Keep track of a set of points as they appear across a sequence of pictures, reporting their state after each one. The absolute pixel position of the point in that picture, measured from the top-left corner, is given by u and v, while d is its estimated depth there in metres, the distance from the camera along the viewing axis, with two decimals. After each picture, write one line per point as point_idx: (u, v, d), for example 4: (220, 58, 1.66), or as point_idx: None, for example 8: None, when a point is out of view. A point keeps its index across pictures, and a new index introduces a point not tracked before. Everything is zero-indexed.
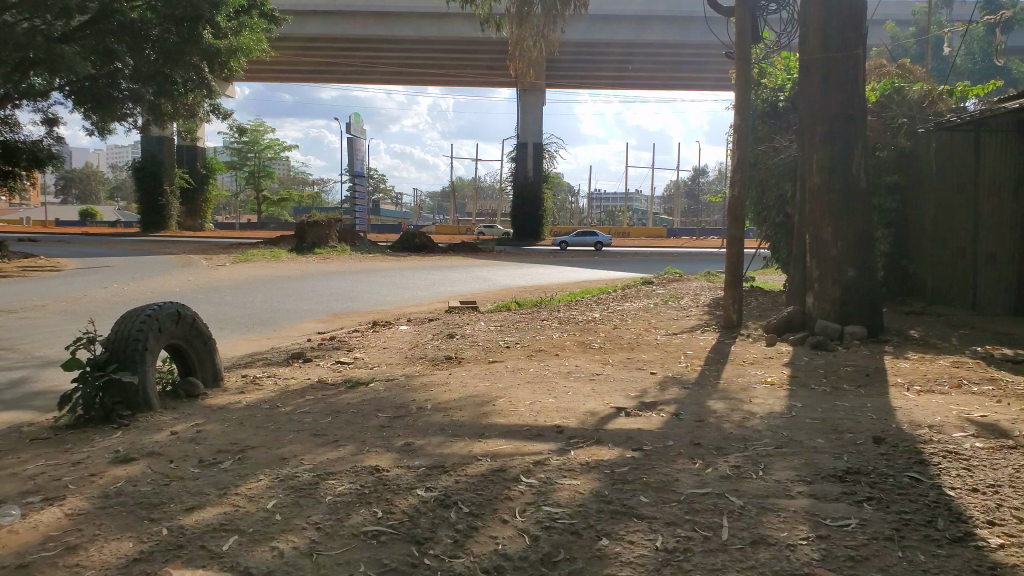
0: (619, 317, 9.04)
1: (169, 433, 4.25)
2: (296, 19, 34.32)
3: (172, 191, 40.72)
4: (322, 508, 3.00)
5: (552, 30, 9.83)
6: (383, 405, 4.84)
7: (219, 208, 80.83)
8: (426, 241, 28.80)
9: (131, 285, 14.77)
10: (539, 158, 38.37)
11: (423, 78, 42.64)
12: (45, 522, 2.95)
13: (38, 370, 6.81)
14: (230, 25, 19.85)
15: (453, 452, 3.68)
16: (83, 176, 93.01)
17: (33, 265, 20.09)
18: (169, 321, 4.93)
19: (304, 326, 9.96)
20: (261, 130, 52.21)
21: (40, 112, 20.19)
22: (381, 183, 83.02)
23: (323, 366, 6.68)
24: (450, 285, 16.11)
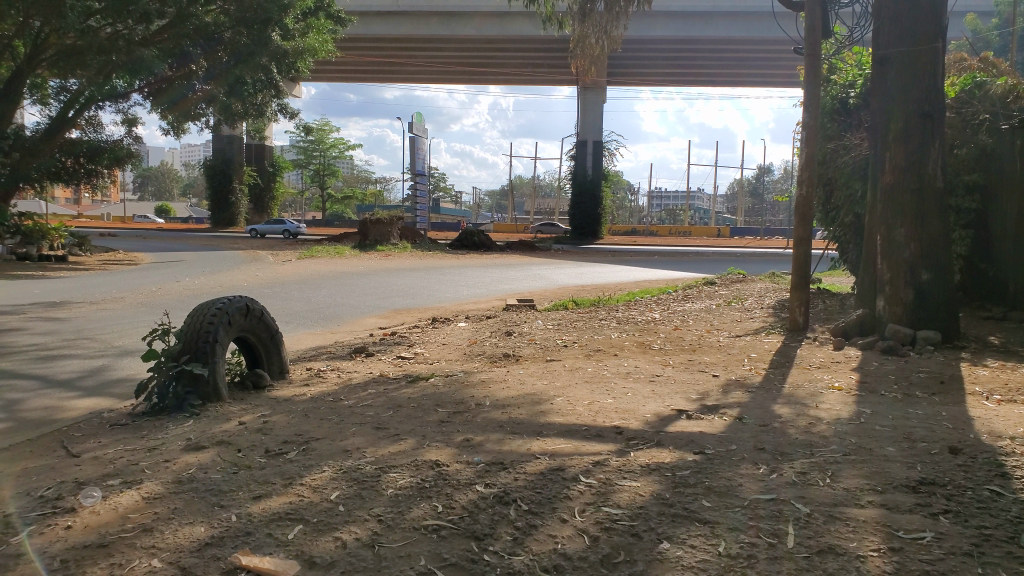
0: (680, 318, 8.91)
1: (237, 423, 4.37)
2: (362, 20, 34.99)
3: (241, 188, 41.97)
4: (384, 501, 3.04)
5: (615, 27, 9.72)
6: (444, 401, 4.88)
7: (286, 206, 83.16)
8: (485, 239, 28.91)
9: (202, 280, 15.28)
10: (599, 156, 38.13)
11: (484, 77, 42.90)
12: (124, 504, 3.07)
13: (116, 359, 7.13)
14: (297, 27, 20.32)
15: (511, 450, 3.68)
16: (158, 173, 96.99)
17: (112, 259, 21.00)
18: (238, 314, 5.08)
19: (366, 322, 10.15)
20: (326, 129, 53.36)
21: (120, 113, 21.01)
22: (442, 182, 84.07)
23: (384, 361, 6.79)
24: (509, 283, 16.16)
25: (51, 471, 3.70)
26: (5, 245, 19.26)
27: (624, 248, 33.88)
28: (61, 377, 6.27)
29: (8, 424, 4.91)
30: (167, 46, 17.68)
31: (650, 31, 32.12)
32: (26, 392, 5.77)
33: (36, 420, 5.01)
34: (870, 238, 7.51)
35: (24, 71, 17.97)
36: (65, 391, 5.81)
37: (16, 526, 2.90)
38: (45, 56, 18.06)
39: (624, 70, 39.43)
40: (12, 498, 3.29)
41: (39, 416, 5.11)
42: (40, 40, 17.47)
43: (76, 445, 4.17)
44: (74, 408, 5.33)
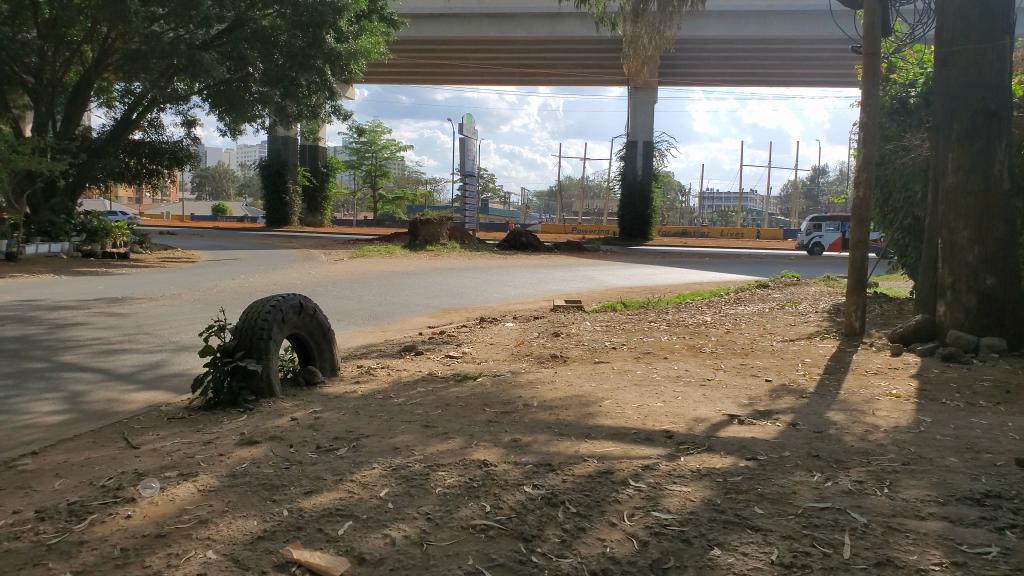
0: (732, 322, 8.76)
1: (289, 419, 4.45)
2: (414, 22, 35.38)
3: (295, 189, 42.80)
4: (432, 499, 3.06)
5: (668, 27, 9.61)
6: (491, 401, 4.89)
7: (338, 206, 84.58)
8: (533, 240, 28.89)
9: (257, 278, 15.62)
10: (649, 157, 37.74)
11: (534, 78, 42.89)
12: (180, 496, 3.15)
13: (173, 354, 7.32)
14: (351, 30, 20.57)
15: (559, 451, 3.67)
16: (215, 173, 99.55)
17: (171, 257, 21.63)
18: (292, 312, 5.16)
19: (415, 321, 10.23)
20: (378, 131, 53.99)
21: (180, 115, 21.61)
22: (490, 183, 84.53)
23: (432, 360, 6.84)
24: (557, 284, 16.12)
25: (112, 462, 3.81)
26: (72, 242, 19.69)
27: (674, 250, 33.51)
28: (121, 371, 6.47)
29: (71, 415, 5.09)
30: (225, 49, 18.66)
31: (703, 31, 31.61)
32: (88, 384, 5.97)
33: (98, 412, 5.18)
34: (931, 241, 7.27)
35: (92, 74, 19.01)
36: (125, 384, 6.00)
37: (80, 514, 2.99)
38: (112, 60, 18.83)
39: (675, 70, 39.01)
40: (76, 487, 3.40)
41: (100, 408, 5.28)
42: (106, 46, 18.38)
43: (135, 437, 4.29)
44: (133, 401, 5.49)
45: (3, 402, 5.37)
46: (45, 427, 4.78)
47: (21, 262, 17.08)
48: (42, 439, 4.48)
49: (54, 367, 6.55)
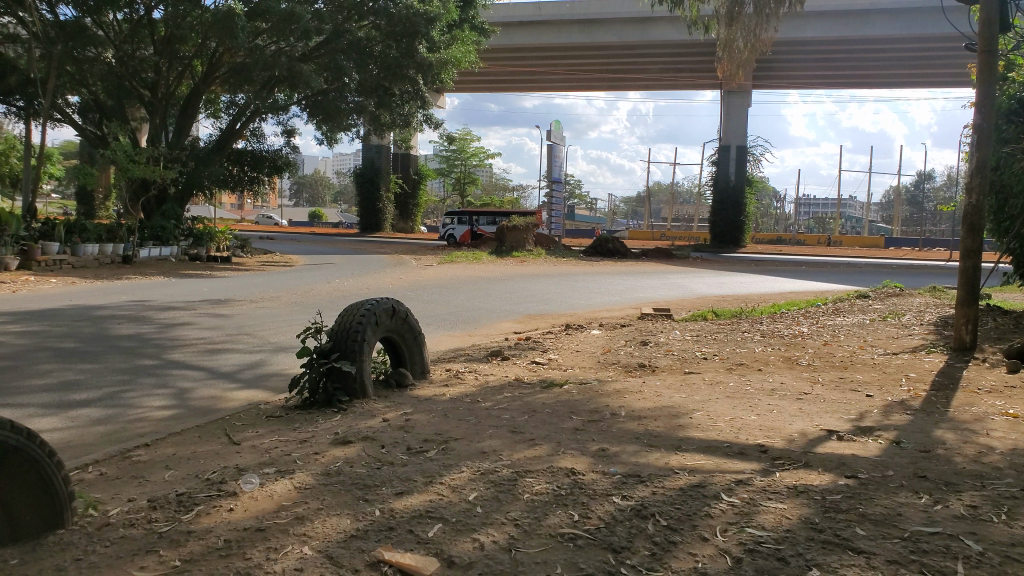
0: (829, 334, 8.40)
1: (381, 420, 4.56)
2: (505, 30, 36.07)
3: (387, 196, 44.00)
4: (521, 506, 3.07)
5: (766, 29, 9.33)
6: (578, 408, 4.86)
7: (428, 212, 86.50)
8: (620, 246, 28.63)
9: (349, 281, 16.08)
10: (743, 161, 36.83)
11: (624, 84, 42.64)
12: (279, 492, 3.27)
13: (271, 354, 7.63)
14: (443, 39, 20.92)
15: (649, 462, 3.61)
16: (312, 181, 103.62)
17: (269, 261, 22.57)
18: (385, 315, 5.29)
19: (501, 326, 10.29)
20: (468, 139, 54.77)
21: (280, 125, 22.64)
22: (576, 189, 84.61)
23: (519, 365, 6.87)
24: (645, 291, 15.91)
25: (216, 456, 4.00)
26: (180, 246, 20.82)
27: (768, 257, 32.59)
28: (224, 369, 6.80)
29: (178, 410, 5.38)
30: (324, 61, 19.32)
31: (802, 32, 30.76)
32: (194, 381, 6.30)
33: (202, 408, 5.45)
34: None
35: (201, 87, 20.20)
36: (227, 383, 6.30)
37: (188, 504, 3.15)
38: (219, 73, 19.96)
39: (771, 74, 37.99)
40: (183, 479, 3.58)
41: (205, 404, 5.56)
42: (214, 59, 19.48)
43: (237, 434, 4.49)
44: (234, 399, 5.74)
45: (119, 395, 5.73)
46: (155, 421, 5.07)
47: (135, 264, 18.21)
48: (153, 432, 4.76)
49: (164, 364, 6.93)
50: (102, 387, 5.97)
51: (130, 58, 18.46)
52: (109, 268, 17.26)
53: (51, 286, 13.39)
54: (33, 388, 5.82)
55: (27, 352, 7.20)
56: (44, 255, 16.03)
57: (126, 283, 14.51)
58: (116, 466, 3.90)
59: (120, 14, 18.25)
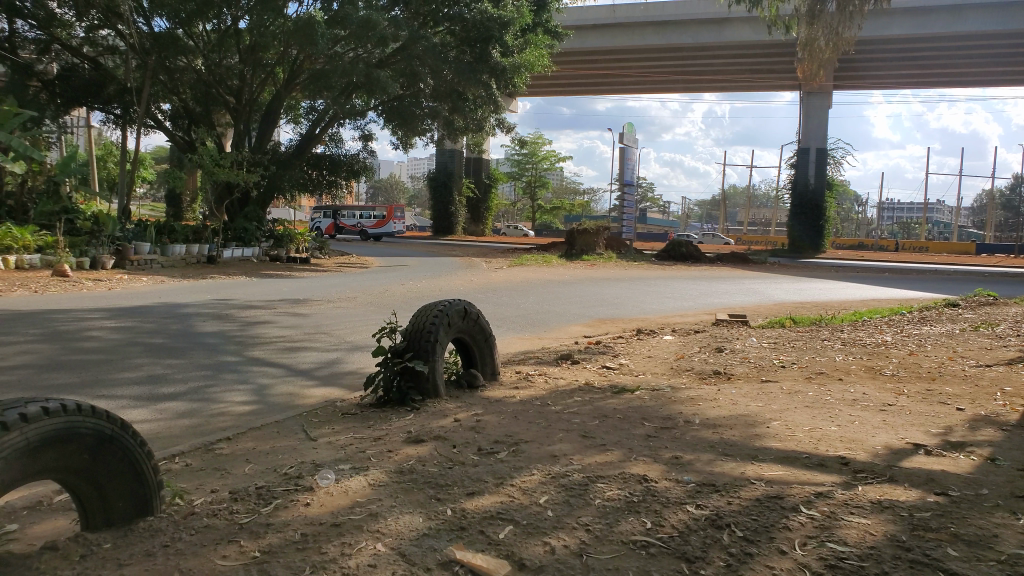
0: (915, 343, 8.05)
1: (452, 420, 4.60)
2: (578, 33, 35.95)
3: (459, 200, 44.50)
4: (592, 511, 3.04)
5: (849, 28, 9.01)
6: (650, 415, 4.80)
7: (499, 216, 87.07)
8: (693, 250, 28.18)
9: (422, 283, 16.31)
10: (823, 164, 35.73)
11: (699, 85, 41.92)
12: (353, 488, 3.34)
13: (346, 353, 7.81)
14: (516, 43, 20.97)
15: (724, 472, 3.53)
16: (388, 185, 105.95)
17: (345, 262, 23.12)
18: (457, 317, 5.32)
19: (571, 329, 10.25)
20: (539, 142, 54.89)
21: (358, 129, 23.19)
22: (649, 192, 83.81)
23: (589, 369, 6.83)
24: (719, 296, 15.59)
25: (294, 452, 4.11)
26: (261, 247, 21.53)
27: (848, 263, 31.50)
28: (302, 367, 6.99)
29: (258, 406, 5.55)
30: (400, 67, 19.57)
31: (887, 30, 29.62)
32: (274, 378, 6.50)
33: (281, 405, 5.61)
34: None
35: (282, 93, 20.91)
36: (305, 379, 6.48)
37: (267, 498, 3.25)
38: (300, 80, 20.58)
39: (853, 74, 36.77)
40: (262, 473, 3.69)
41: (284, 401, 5.72)
42: (296, 66, 20.11)
43: (314, 430, 4.60)
44: (312, 396, 5.90)
45: (204, 390, 5.96)
46: (237, 415, 5.26)
47: (219, 264, 18.92)
48: (235, 427, 4.92)
49: (246, 361, 7.17)
50: (188, 381, 6.22)
51: (217, 66, 19.25)
52: (196, 267, 17.99)
53: (143, 284, 14.04)
54: (125, 381, 6.10)
55: (120, 347, 7.57)
56: (137, 255, 16.77)
57: (212, 283, 15.10)
58: (200, 458, 4.06)
59: (209, 25, 18.97)
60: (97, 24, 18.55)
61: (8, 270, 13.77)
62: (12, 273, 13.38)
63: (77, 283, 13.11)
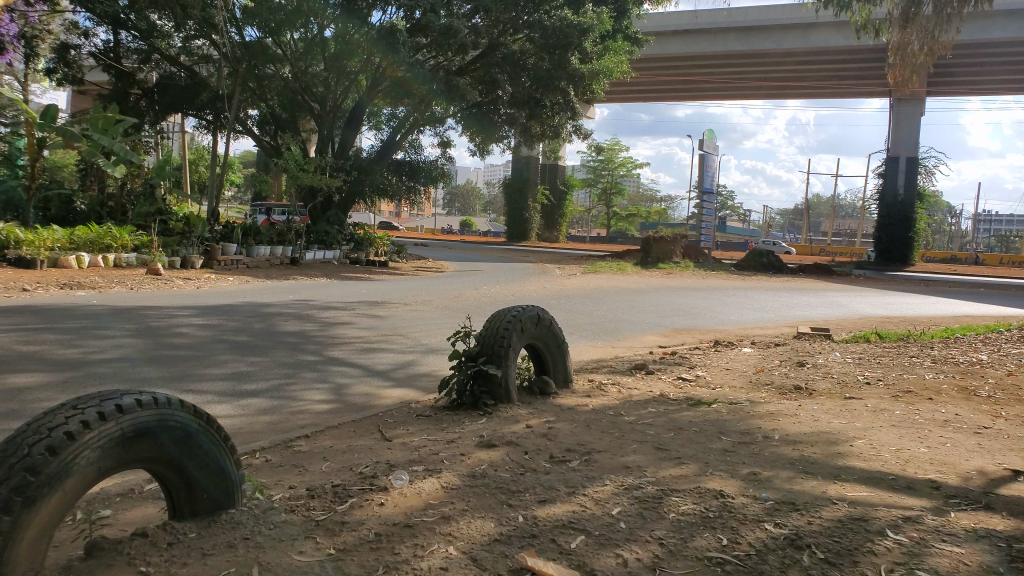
0: (1014, 363, 7.60)
1: (524, 426, 4.59)
2: (658, 40, 35.63)
3: (534, 206, 44.64)
4: (666, 525, 2.98)
5: (946, 31, 8.60)
6: (727, 429, 4.68)
7: (574, 222, 86.90)
8: (774, 261, 27.44)
9: (496, 288, 16.41)
10: (913, 174, 34.27)
11: (783, 92, 40.89)
12: (426, 490, 3.37)
13: (421, 355, 7.91)
14: (595, 49, 20.77)
15: (804, 490, 3.40)
16: (463, 191, 107.80)
17: (421, 266, 23.53)
18: (531, 323, 5.30)
19: (645, 339, 10.11)
20: (616, 149, 54.53)
21: (437, 136, 23.59)
22: (728, 201, 82.16)
23: (664, 380, 6.71)
24: (801, 309, 15.10)
25: (369, 451, 4.20)
26: (342, 250, 22.05)
27: (940, 277, 30.09)
28: (378, 368, 7.13)
29: (336, 405, 5.68)
30: (479, 74, 20.12)
31: (988, 33, 28.23)
32: (352, 378, 6.64)
33: (358, 404, 5.71)
34: None
35: (365, 100, 21.39)
36: (380, 380, 6.60)
37: (342, 496, 3.31)
38: (382, 87, 20.95)
39: (949, 79, 35.18)
40: (338, 471, 3.78)
41: (360, 401, 5.84)
42: (378, 75, 20.28)
43: (389, 431, 4.68)
44: (386, 397, 5.99)
45: (285, 387, 6.14)
46: (316, 413, 5.40)
47: (301, 266, 19.50)
48: (312, 425, 5.06)
49: (326, 360, 7.35)
50: (269, 379, 6.43)
51: (304, 74, 19.99)
52: (281, 269, 18.52)
53: (230, 284, 14.59)
54: (211, 376, 6.35)
55: (208, 344, 7.89)
56: (224, 256, 17.43)
57: (293, 283, 15.55)
58: (279, 455, 4.18)
59: (296, 34, 19.37)
60: (193, 35, 19.43)
61: (107, 267, 14.50)
62: (110, 271, 14.09)
63: (169, 282, 13.70)
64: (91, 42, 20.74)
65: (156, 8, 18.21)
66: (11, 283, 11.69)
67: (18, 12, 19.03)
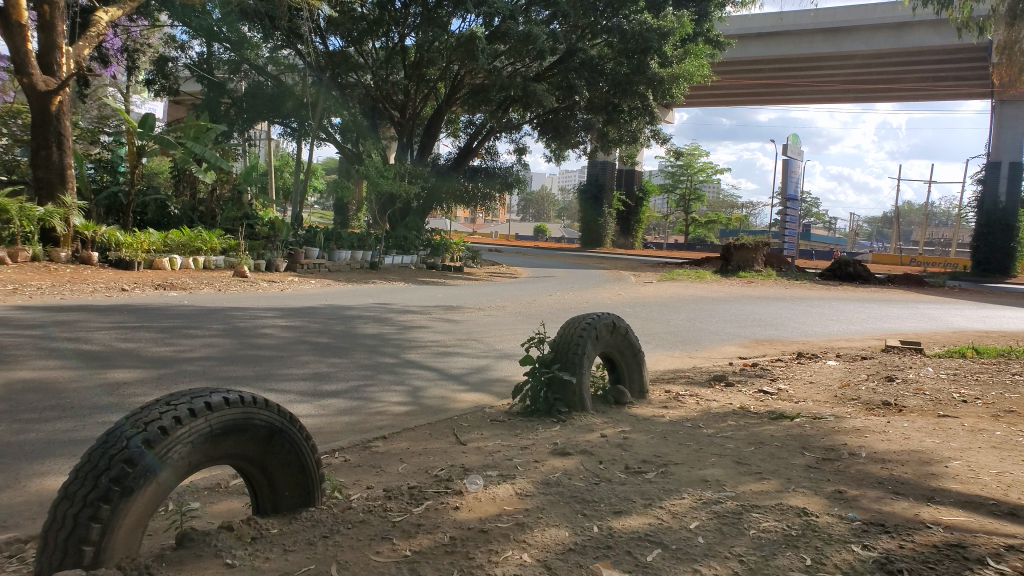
0: None
1: (599, 435, 4.55)
2: (741, 43, 35.00)
3: (611, 212, 44.37)
4: (746, 542, 2.89)
5: None
6: (812, 444, 4.51)
7: (651, 229, 85.85)
8: (861, 271, 26.40)
9: (571, 295, 16.35)
10: (1016, 180, 32.51)
11: (874, 96, 39.42)
12: (501, 496, 3.38)
13: (496, 360, 7.95)
14: (676, 53, 20.47)
15: (894, 512, 3.25)
16: (538, 197, 108.31)
17: (496, 271, 23.66)
18: (606, 331, 5.23)
19: (725, 349, 9.87)
20: (696, 154, 53.58)
21: (513, 142, 23.78)
22: (813, 208, 79.56)
23: (744, 393, 6.52)
24: (891, 321, 14.45)
25: (444, 454, 4.24)
26: (419, 255, 22.39)
27: None
28: (453, 371, 7.20)
29: (413, 407, 5.77)
30: (556, 80, 19.95)
31: None
32: (428, 381, 6.73)
33: (434, 407, 5.78)
34: None
35: (443, 107, 21.77)
36: (456, 384, 6.65)
37: (419, 498, 3.36)
38: (460, 94, 21.34)
39: None
40: (415, 473, 3.83)
41: (436, 404, 5.91)
42: (457, 81, 20.75)
43: (463, 435, 4.72)
44: (461, 401, 6.04)
45: (363, 389, 6.27)
46: (394, 415, 5.49)
47: (380, 270, 19.90)
48: (390, 426, 5.14)
49: (403, 363, 7.47)
50: (348, 380, 6.58)
51: (385, 82, 20.49)
52: (361, 272, 18.95)
53: (313, 287, 15.03)
54: (293, 376, 6.55)
55: (292, 344, 8.13)
56: (307, 259, 17.91)
57: (372, 287, 15.89)
58: (358, 455, 4.27)
59: (378, 42, 20.01)
60: (281, 45, 20.21)
61: (197, 270, 15.17)
62: (200, 273, 14.73)
63: (255, 284, 14.22)
64: (186, 54, 21.63)
65: (247, 20, 19.04)
66: (111, 283, 12.35)
67: (121, 27, 20.27)
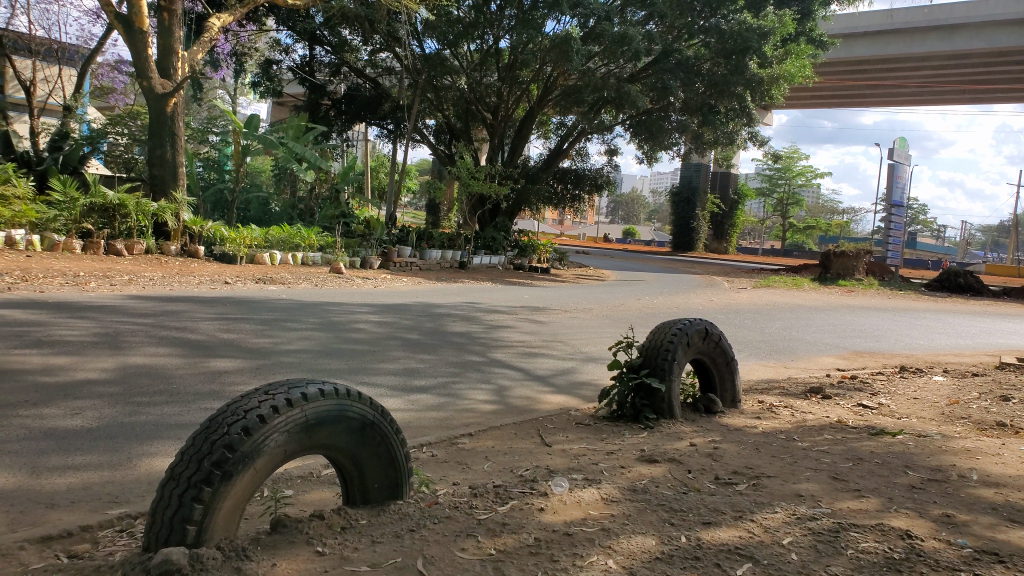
0: None
1: (687, 444, 4.45)
2: (846, 42, 33.55)
3: (703, 215, 43.47)
4: (843, 561, 2.77)
5: None
6: (916, 463, 4.27)
7: (746, 234, 83.48)
8: (972, 282, 24.88)
9: (660, 300, 16.09)
10: None
11: (992, 97, 37.13)
12: (586, 499, 3.35)
13: (582, 363, 7.89)
14: (776, 53, 19.59)
15: (1008, 540, 3.03)
16: (629, 199, 107.04)
17: (583, 274, 23.54)
18: (697, 337, 5.11)
19: (822, 360, 9.49)
20: (795, 158, 51.75)
21: (604, 144, 23.63)
22: (921, 215, 75.46)
23: (843, 406, 6.24)
24: (1006, 336, 13.53)
25: (529, 454, 4.24)
26: (507, 256, 22.53)
27: None
28: (539, 372, 7.19)
29: (499, 406, 5.80)
30: (651, 81, 19.78)
31: None
32: (514, 380, 6.75)
33: (520, 407, 5.80)
34: None
35: (536, 109, 21.86)
36: (542, 385, 6.65)
37: (504, 497, 3.37)
38: (552, 96, 21.45)
39: None
40: (500, 472, 3.85)
41: (521, 404, 5.92)
42: (551, 83, 20.81)
43: (549, 436, 4.71)
44: (547, 402, 6.03)
45: (451, 385, 6.36)
46: (480, 413, 5.54)
47: (469, 270, 20.12)
48: (475, 424, 5.19)
49: (490, 362, 7.53)
50: (436, 376, 6.68)
51: (478, 84, 20.71)
52: (450, 271, 19.22)
53: (403, 284, 15.36)
54: (384, 371, 6.70)
55: (383, 340, 8.33)
56: (399, 258, 18.30)
57: (461, 286, 16.10)
58: (444, 451, 4.32)
59: (472, 45, 20.08)
60: (379, 48, 20.73)
61: (295, 265, 15.77)
62: (297, 268, 15.28)
63: (349, 280, 14.65)
64: (290, 58, 22.44)
65: (348, 24, 19.65)
66: (216, 276, 12.95)
67: (232, 33, 21.08)
